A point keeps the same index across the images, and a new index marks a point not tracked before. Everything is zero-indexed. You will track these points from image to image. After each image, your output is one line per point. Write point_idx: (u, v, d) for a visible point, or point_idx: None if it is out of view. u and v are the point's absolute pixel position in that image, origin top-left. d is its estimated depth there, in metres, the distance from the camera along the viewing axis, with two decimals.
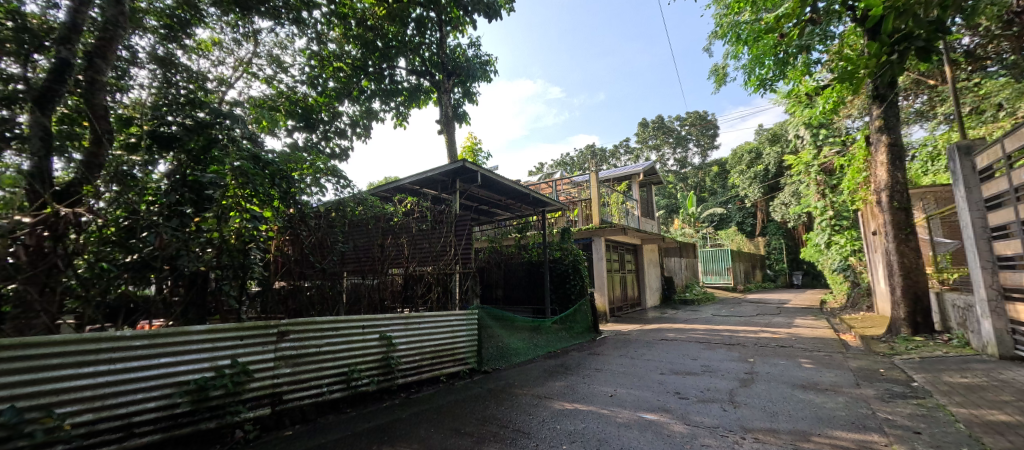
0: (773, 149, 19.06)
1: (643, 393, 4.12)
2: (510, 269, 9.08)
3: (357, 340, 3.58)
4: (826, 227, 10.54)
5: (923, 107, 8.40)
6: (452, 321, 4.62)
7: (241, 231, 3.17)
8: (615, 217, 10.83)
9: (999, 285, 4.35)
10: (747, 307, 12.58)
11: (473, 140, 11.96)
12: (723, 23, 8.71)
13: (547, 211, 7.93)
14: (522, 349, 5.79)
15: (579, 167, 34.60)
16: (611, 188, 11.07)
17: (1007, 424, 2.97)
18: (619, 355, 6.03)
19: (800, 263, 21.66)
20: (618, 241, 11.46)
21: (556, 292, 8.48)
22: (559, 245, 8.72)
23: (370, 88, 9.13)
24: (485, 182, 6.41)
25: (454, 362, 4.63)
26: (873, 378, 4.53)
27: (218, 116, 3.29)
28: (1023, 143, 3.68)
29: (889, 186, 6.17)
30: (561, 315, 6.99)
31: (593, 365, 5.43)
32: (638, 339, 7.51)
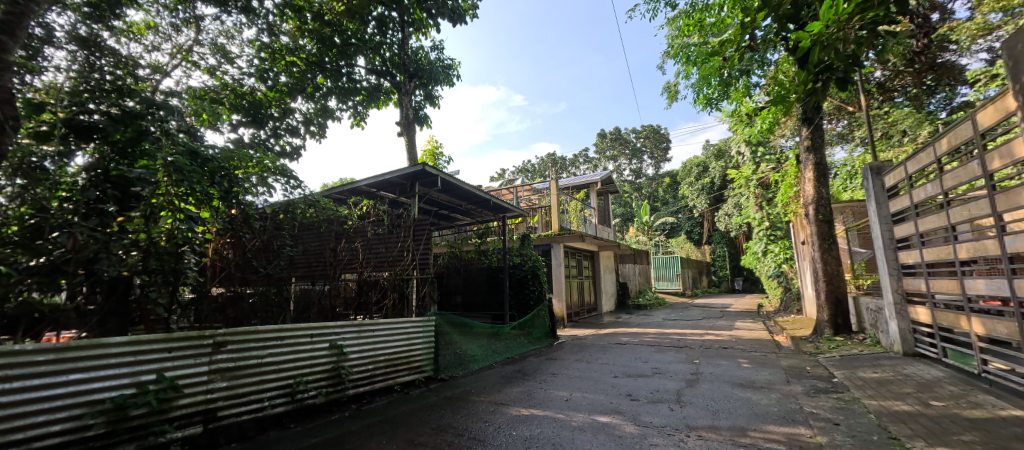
0: (718, 163, 20.36)
1: (597, 396, 4.27)
2: (469, 274, 9.09)
3: (303, 349, 3.46)
4: (764, 237, 11.39)
5: (843, 130, 9.32)
6: (407, 328, 4.56)
7: (173, 233, 2.97)
8: (573, 224, 11.12)
9: (903, 290, 4.93)
10: (695, 311, 13.31)
11: (434, 144, 11.88)
12: (674, 43, 9.26)
13: (507, 217, 8.02)
14: (480, 355, 5.82)
15: (539, 174, 35.15)
16: (570, 196, 11.38)
17: (909, 413, 3.37)
18: (575, 359, 6.20)
19: (741, 269, 23.19)
20: (576, 248, 11.77)
21: (515, 298, 8.59)
22: (519, 251, 8.81)
23: (326, 85, 8.66)
24: (444, 186, 6.42)
25: (409, 370, 4.58)
26: (801, 375, 4.96)
27: (151, 106, 2.91)
28: (922, 165, 4.20)
29: (816, 201, 6.80)
30: (520, 321, 7.07)
31: (549, 370, 5.55)
32: (593, 343, 7.75)
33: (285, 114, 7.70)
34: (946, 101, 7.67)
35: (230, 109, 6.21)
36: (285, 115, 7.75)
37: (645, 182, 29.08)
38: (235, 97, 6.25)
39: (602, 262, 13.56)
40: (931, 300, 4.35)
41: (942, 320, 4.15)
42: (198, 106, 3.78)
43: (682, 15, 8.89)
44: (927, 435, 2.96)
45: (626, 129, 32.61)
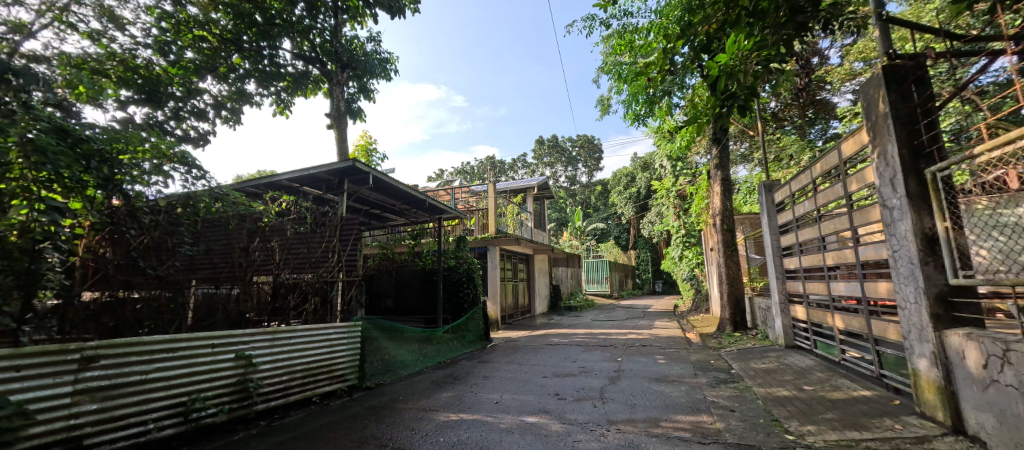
0: (643, 175, 21.93)
1: (526, 397, 4.43)
2: (402, 276, 8.91)
3: (200, 362, 3.17)
4: (681, 243, 12.46)
5: (745, 151, 10.57)
6: (328, 334, 4.38)
7: (27, 226, 2.55)
8: (510, 227, 11.34)
9: (786, 292, 5.72)
10: (620, 311, 14.20)
11: (367, 139, 11.46)
12: (608, 60, 9.89)
13: (442, 218, 7.98)
14: (410, 360, 5.75)
15: (478, 176, 35.23)
16: (507, 199, 11.60)
17: (788, 398, 3.92)
18: (506, 361, 6.36)
19: (661, 273, 25.11)
20: (512, 251, 12.02)
21: (449, 301, 8.55)
22: (454, 253, 8.75)
23: (242, 66, 7.95)
24: (376, 184, 6.24)
25: (330, 379, 4.40)
26: (706, 368, 5.54)
27: (6, 72, 2.44)
28: (802, 184, 4.93)
29: (722, 212, 7.62)
30: (453, 325, 7.07)
31: (481, 373, 5.63)
32: (524, 344, 7.97)
33: (190, 94, 6.42)
34: (823, 132, 9.04)
35: (119, 84, 4.98)
36: (189, 95, 6.49)
37: (579, 189, 30.38)
38: (125, 70, 5.00)
39: (536, 265, 13.94)
40: (807, 301, 5.08)
41: (815, 317, 4.88)
42: (71, 74, 3.12)
43: (615, 35, 9.47)
44: (801, 415, 3.48)
45: (562, 137, 33.91)
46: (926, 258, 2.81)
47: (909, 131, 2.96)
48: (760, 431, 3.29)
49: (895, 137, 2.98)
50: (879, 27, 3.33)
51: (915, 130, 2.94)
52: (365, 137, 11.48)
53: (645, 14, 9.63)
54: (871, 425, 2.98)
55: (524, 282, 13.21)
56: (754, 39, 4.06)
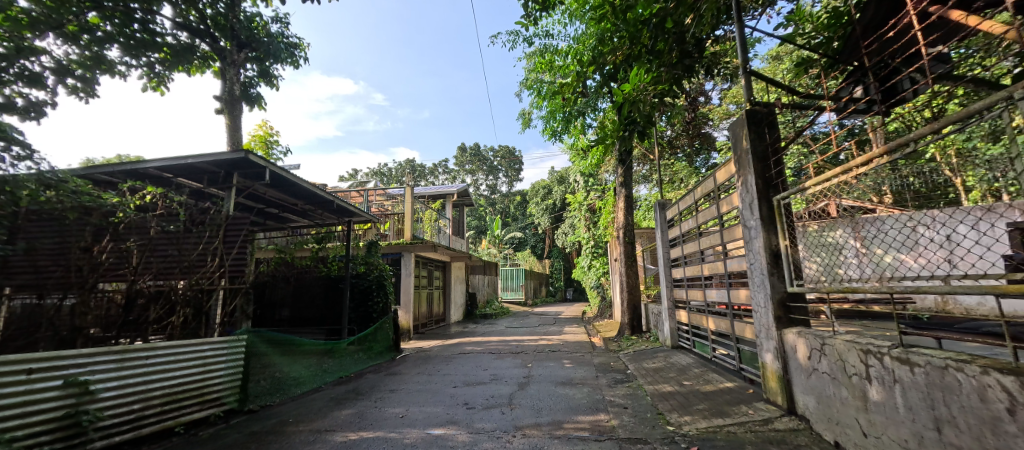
0: (559, 188, 23.10)
1: (433, 409, 4.42)
2: (302, 284, 8.28)
3: (8, 392, 2.58)
4: (590, 254, 13.33)
5: (646, 173, 11.75)
6: (202, 352, 3.86)
7: None
8: (427, 233, 11.20)
9: (673, 299, 6.47)
10: (533, 318, 14.72)
11: (267, 130, 10.49)
12: (530, 77, 10.34)
13: (352, 221, 7.61)
14: (306, 377, 5.38)
15: (396, 179, 34.15)
16: (425, 205, 11.44)
17: (672, 393, 4.43)
18: (417, 372, 6.25)
19: (572, 281, 26.51)
20: (428, 257, 11.85)
21: (356, 311, 8.12)
22: (364, 259, 8.42)
23: (102, 28, 5.87)
24: (274, 180, 5.75)
25: (201, 405, 3.86)
26: (606, 370, 6.02)
27: None
28: (688, 204, 5.65)
29: (625, 226, 8.37)
30: (359, 335, 6.74)
31: (387, 386, 5.47)
32: (437, 354, 7.89)
33: (21, 53, 4.25)
34: (706, 161, 10.45)
35: None
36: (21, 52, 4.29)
37: (498, 198, 30.85)
38: None
39: (452, 273, 13.88)
40: (689, 309, 5.78)
41: (694, 320, 5.61)
42: None
43: (537, 54, 9.98)
44: (680, 407, 3.97)
45: (484, 146, 34.46)
46: (772, 270, 3.41)
47: (762, 166, 3.59)
48: (647, 424, 3.69)
49: (753, 169, 3.60)
50: (745, 78, 4.02)
51: (766, 165, 3.58)
52: (265, 128, 10.50)
53: (565, 38, 10.31)
54: (732, 412, 3.51)
55: (439, 290, 13.07)
56: (651, 74, 4.58)
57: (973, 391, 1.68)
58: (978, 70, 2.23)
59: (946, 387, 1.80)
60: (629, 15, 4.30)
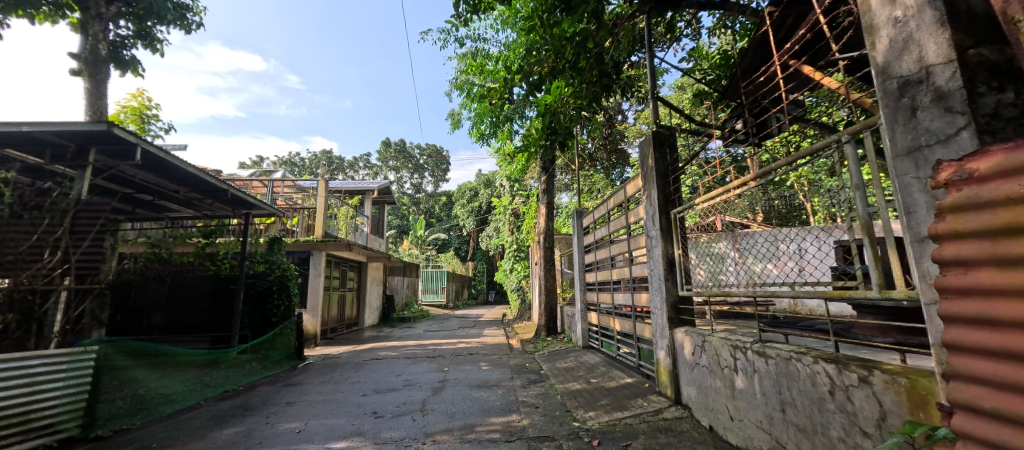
0: (485, 191, 23.27)
1: (336, 421, 4.20)
2: (184, 286, 7.46)
3: None
4: (512, 257, 13.60)
5: (567, 181, 12.37)
6: (29, 369, 3.28)
7: None
8: (342, 231, 10.62)
9: (586, 303, 6.88)
10: (453, 321, 14.64)
11: (144, 102, 9.16)
12: (460, 78, 10.36)
13: (250, 214, 6.97)
14: (181, 393, 4.76)
15: (309, 170, 31.85)
16: (342, 200, 10.86)
17: (579, 390, 4.71)
18: (321, 382, 5.87)
19: (494, 284, 26.76)
20: (342, 257, 11.23)
21: (250, 316, 7.31)
22: (263, 257, 7.69)
23: None
24: (150, 162, 5.03)
25: (23, 435, 3.23)
26: (521, 371, 6.21)
27: None
28: (602, 212, 6.08)
29: (545, 232, 8.73)
30: (253, 344, 6.14)
31: (286, 398, 5.06)
32: (347, 360, 7.50)
33: None
34: (621, 175, 11.27)
35: None
36: None
37: (423, 197, 30.16)
38: None
39: (368, 273, 13.24)
40: (599, 312, 6.18)
41: (602, 321, 6.03)
42: None
43: (468, 55, 10.05)
44: (586, 404, 4.24)
45: (411, 143, 33.59)
46: (667, 275, 3.83)
47: (664, 182, 4.02)
48: (555, 422, 3.89)
49: (657, 185, 4.01)
50: (653, 104, 4.45)
51: (666, 182, 4.00)
52: (142, 98, 9.14)
53: (496, 44, 10.52)
54: (630, 405, 3.84)
55: (353, 292, 12.41)
56: (574, 89, 4.88)
57: (806, 377, 2.04)
58: (825, 116, 2.73)
59: (790, 374, 2.16)
60: (554, 29, 4.47)
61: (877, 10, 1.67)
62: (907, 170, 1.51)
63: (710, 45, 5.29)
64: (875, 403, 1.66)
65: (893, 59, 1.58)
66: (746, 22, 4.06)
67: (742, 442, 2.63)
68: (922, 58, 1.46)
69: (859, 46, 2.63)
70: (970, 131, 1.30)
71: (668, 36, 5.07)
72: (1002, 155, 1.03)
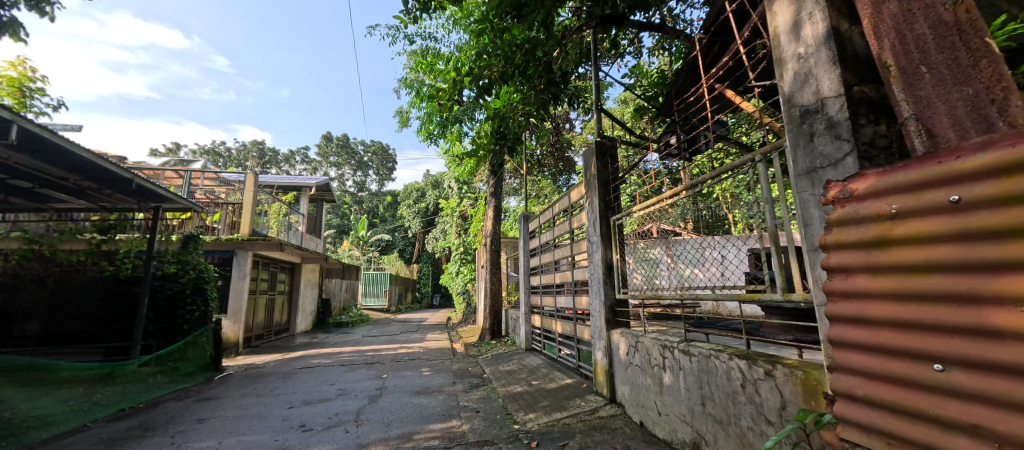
0: (433, 192, 22.91)
1: (259, 436, 3.92)
2: (73, 290, 6.58)
3: None
4: (459, 260, 13.47)
5: (515, 185, 12.53)
6: None
7: None
8: (272, 230, 9.99)
9: (530, 306, 7.01)
10: (395, 325, 14.26)
11: (26, 73, 8.01)
12: (410, 76, 10.17)
13: (160, 207, 6.35)
14: (61, 416, 4.15)
15: (237, 162, 29.47)
16: (273, 196, 10.23)
17: (521, 393, 4.78)
18: (243, 395, 5.44)
19: (440, 287, 26.36)
20: (271, 258, 10.54)
21: (156, 323, 6.63)
22: (176, 256, 6.93)
23: None
24: (32, 144, 4.41)
25: None
26: (464, 375, 6.18)
27: None
28: (548, 216, 6.23)
29: (492, 234, 8.80)
30: (158, 355, 5.56)
31: (197, 414, 4.62)
32: (275, 370, 7.03)
33: None
34: (568, 181, 11.64)
35: None
36: None
37: (366, 196, 29.06)
38: None
39: (302, 275, 12.51)
40: (542, 314, 6.32)
41: (545, 324, 6.17)
42: None
43: (418, 53, 9.90)
44: (526, 406, 4.31)
45: (355, 139, 32.32)
46: (606, 279, 4.03)
47: (605, 190, 4.22)
48: (495, 425, 3.92)
49: (598, 192, 4.21)
50: (597, 115, 4.67)
51: (608, 191, 4.21)
52: (23, 67, 7.98)
53: (447, 43, 10.45)
54: (569, 405, 3.97)
55: (284, 296, 11.67)
56: (522, 95, 5.10)
57: (723, 372, 2.24)
58: (745, 136, 3.02)
59: (709, 370, 2.36)
60: (504, 35, 4.57)
61: (785, 45, 1.88)
62: (805, 187, 1.71)
63: (650, 64, 5.63)
64: (778, 394, 1.86)
65: (796, 89, 1.79)
66: (680, 46, 4.40)
67: (668, 436, 2.81)
68: (818, 90, 1.68)
69: (771, 76, 2.96)
70: (855, 157, 1.51)
71: (612, 52, 5.34)
72: (876, 177, 1.22)
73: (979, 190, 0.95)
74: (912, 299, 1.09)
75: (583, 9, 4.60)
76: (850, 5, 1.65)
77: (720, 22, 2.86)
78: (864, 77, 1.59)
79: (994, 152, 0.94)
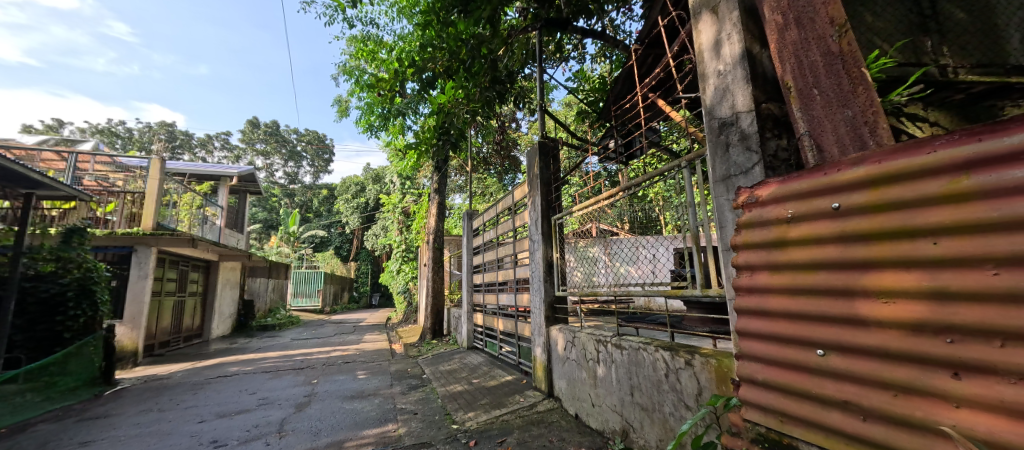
0: (374, 187, 22.07)
1: None
2: None
3: None
4: (400, 258, 13.09)
5: (460, 182, 12.45)
6: None
7: None
8: (183, 223, 9.09)
9: (472, 304, 7.01)
10: (329, 327, 13.58)
11: None
12: (351, 64, 9.71)
13: (35, 195, 5.53)
14: None
15: (141, 145, 26.21)
16: (185, 186, 9.30)
17: (460, 392, 4.77)
18: (143, 411, 4.88)
19: (380, 286, 25.42)
20: (181, 255, 9.56)
21: (26, 332, 5.63)
22: (54, 251, 5.99)
23: None
24: None
25: None
26: (402, 377, 6.05)
27: None
28: (492, 213, 6.25)
29: (435, 231, 8.67)
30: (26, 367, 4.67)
31: (80, 437, 4.07)
32: (184, 381, 6.39)
33: None
34: (513, 180, 11.77)
35: None
36: None
37: (299, 188, 27.31)
38: None
39: (218, 274, 11.45)
40: (484, 312, 6.35)
41: (487, 321, 6.21)
42: None
43: (358, 39, 9.47)
44: (465, 405, 4.31)
45: (288, 128, 30.26)
46: (547, 277, 4.15)
47: (546, 190, 4.32)
48: (433, 427, 3.89)
49: (540, 192, 4.32)
50: (541, 116, 4.77)
51: (549, 191, 4.31)
52: None
53: (390, 32, 10.09)
54: (508, 401, 4.02)
55: (196, 297, 10.61)
56: (466, 92, 5.07)
57: (649, 363, 2.40)
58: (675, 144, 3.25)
59: (638, 361, 2.51)
60: (450, 29, 4.54)
61: (707, 62, 2.04)
62: (721, 193, 1.89)
63: (592, 69, 5.86)
64: (695, 381, 2.03)
65: (716, 103, 1.95)
66: (620, 55, 4.63)
67: (600, 425, 2.96)
68: (734, 104, 1.84)
69: (696, 90, 3.21)
70: (762, 167, 1.68)
71: (557, 55, 5.49)
72: (777, 185, 1.37)
73: (855, 198, 1.11)
74: (801, 293, 1.24)
75: (530, 10, 4.66)
76: (760, 30, 1.84)
77: (654, 35, 3.06)
78: (770, 96, 1.79)
79: (868, 166, 1.10)
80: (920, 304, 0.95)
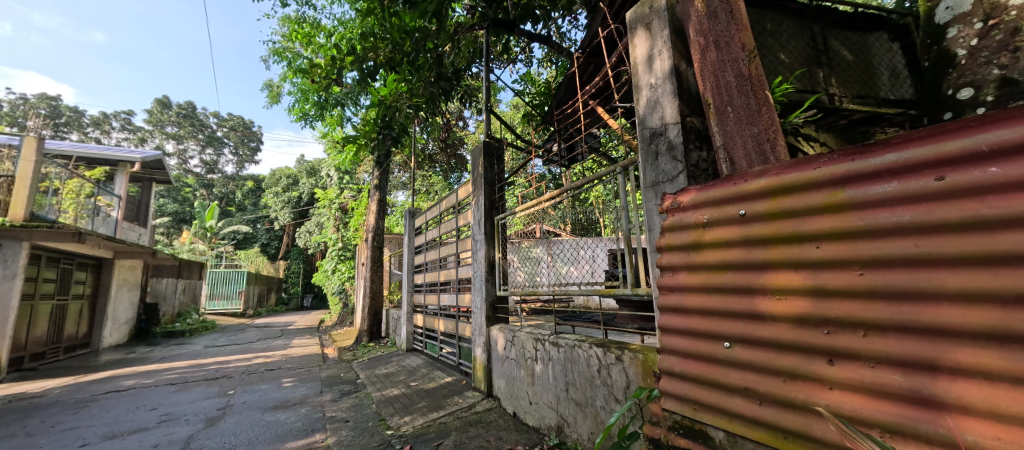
0: (309, 181, 20.82)
1: None
2: None
3: None
4: (336, 257, 12.44)
5: (403, 179, 12.11)
6: None
7: None
8: (66, 214, 7.96)
9: (412, 305, 6.85)
10: (252, 332, 12.57)
11: None
12: (284, 48, 9.08)
13: None
14: None
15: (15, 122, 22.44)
16: (71, 172, 8.14)
17: (396, 396, 4.65)
18: (9, 437, 4.20)
19: (313, 286, 23.97)
20: (63, 252, 8.37)
21: None
22: None
23: None
24: None
25: None
26: (333, 383, 5.76)
27: None
28: (435, 212, 6.15)
29: (374, 229, 8.37)
30: None
31: None
32: (63, 399, 5.58)
33: None
34: (458, 179, 11.67)
35: None
36: None
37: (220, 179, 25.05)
38: None
39: (112, 275, 10.13)
40: (425, 313, 6.24)
41: (427, 322, 6.10)
42: None
43: (291, 20, 8.89)
44: (401, 409, 4.20)
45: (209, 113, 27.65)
46: (489, 277, 4.16)
47: (490, 190, 4.33)
48: (366, 434, 3.75)
49: (484, 192, 4.31)
50: (487, 115, 4.77)
51: (492, 191, 4.33)
52: None
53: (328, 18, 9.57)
54: (447, 403, 3.99)
55: (81, 301, 9.31)
56: (410, 86, 4.95)
57: (583, 360, 2.49)
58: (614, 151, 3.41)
59: (573, 358, 2.60)
60: (394, 20, 4.41)
61: (641, 74, 2.17)
62: (650, 198, 2.01)
63: (538, 73, 5.97)
64: (625, 375, 2.15)
65: (648, 113, 2.08)
66: (564, 62, 4.78)
67: (536, 422, 3.03)
68: (663, 116, 1.97)
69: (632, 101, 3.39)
70: (685, 176, 1.82)
71: (504, 56, 5.52)
72: (696, 192, 1.49)
73: (757, 206, 1.25)
74: (713, 291, 1.36)
75: (477, 9, 4.64)
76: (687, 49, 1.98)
77: (595, 45, 3.21)
78: (694, 110, 1.94)
79: (768, 178, 1.24)
80: (806, 300, 1.08)
